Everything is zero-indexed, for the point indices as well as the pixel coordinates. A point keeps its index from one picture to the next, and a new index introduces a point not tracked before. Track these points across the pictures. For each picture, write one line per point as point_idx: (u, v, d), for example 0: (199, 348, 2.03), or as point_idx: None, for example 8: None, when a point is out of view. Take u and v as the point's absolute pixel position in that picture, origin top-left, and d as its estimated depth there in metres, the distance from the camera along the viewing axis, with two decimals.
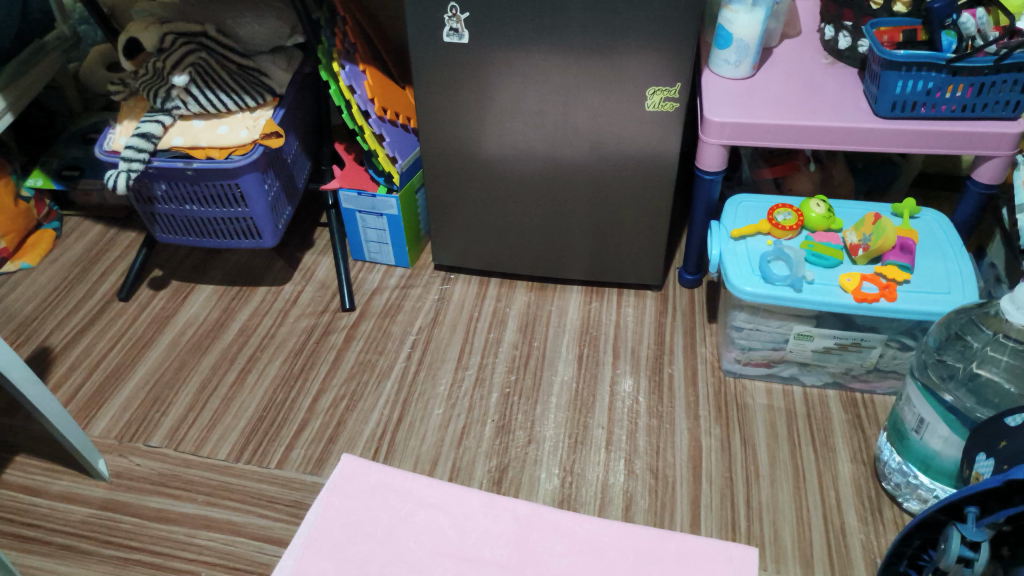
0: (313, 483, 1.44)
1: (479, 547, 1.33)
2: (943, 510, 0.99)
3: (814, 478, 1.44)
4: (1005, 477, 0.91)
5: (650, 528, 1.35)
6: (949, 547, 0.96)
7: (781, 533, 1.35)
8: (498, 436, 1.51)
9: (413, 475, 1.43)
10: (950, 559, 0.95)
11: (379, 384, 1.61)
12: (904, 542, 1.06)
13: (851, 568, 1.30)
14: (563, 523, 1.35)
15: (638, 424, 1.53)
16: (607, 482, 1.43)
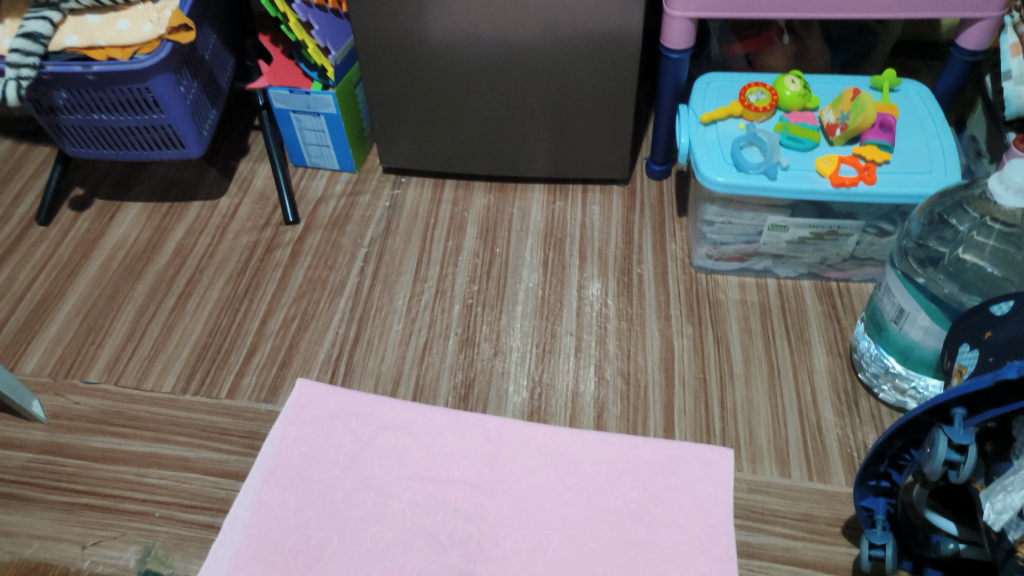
0: (268, 412, 1.34)
1: (449, 466, 1.27)
2: (928, 413, 0.90)
3: (789, 373, 1.39)
4: (995, 377, 0.82)
5: (623, 436, 1.30)
6: (936, 451, 0.88)
7: (758, 432, 1.31)
8: (462, 351, 1.42)
9: (375, 396, 1.34)
10: (936, 465, 0.87)
11: (332, 301, 1.49)
12: (886, 443, 0.98)
13: (829, 464, 1.27)
14: (534, 437, 1.30)
15: (607, 329, 1.46)
16: (577, 391, 1.37)
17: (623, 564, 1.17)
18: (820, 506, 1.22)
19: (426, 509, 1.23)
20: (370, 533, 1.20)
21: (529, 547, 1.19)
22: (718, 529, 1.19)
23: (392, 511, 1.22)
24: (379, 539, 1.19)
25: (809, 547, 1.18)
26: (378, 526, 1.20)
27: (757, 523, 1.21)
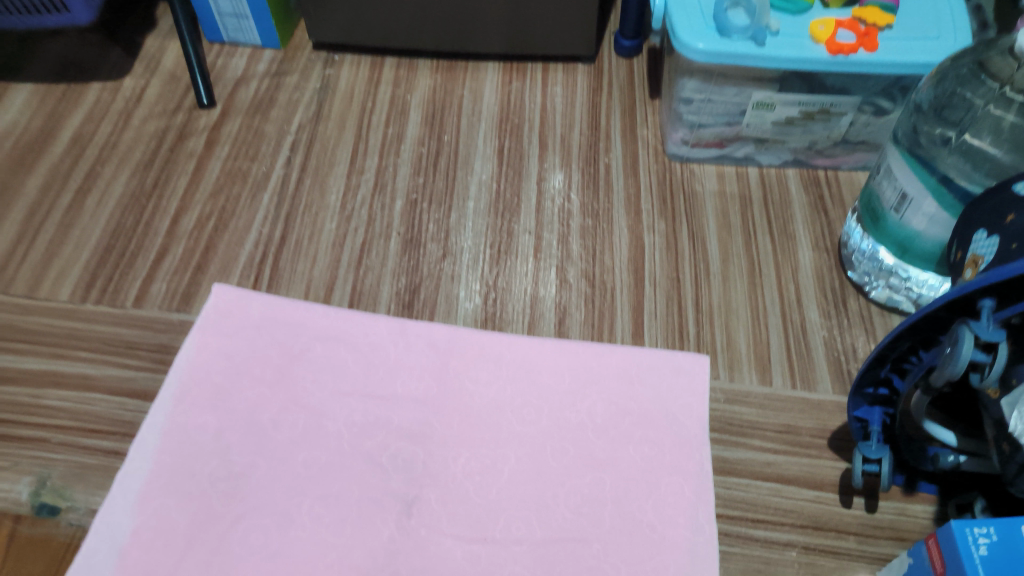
0: (181, 323, 1.17)
1: (391, 381, 1.12)
2: (948, 305, 0.77)
3: (771, 272, 1.25)
4: None
5: (588, 344, 1.16)
6: (959, 351, 0.74)
7: (736, 337, 1.18)
8: (405, 252, 1.25)
9: (305, 304, 1.17)
10: (959, 368, 0.73)
11: (254, 197, 1.29)
12: (891, 345, 0.85)
13: (814, 370, 1.15)
14: (488, 347, 1.15)
15: (570, 227, 1.29)
16: (537, 296, 1.21)
17: (586, 484, 1.05)
18: (803, 416, 1.11)
19: (365, 428, 1.08)
20: (300, 457, 1.05)
21: (482, 468, 1.06)
22: (691, 444, 1.08)
23: (326, 432, 1.07)
24: (311, 463, 1.05)
25: (791, 462, 1.07)
26: (310, 449, 1.06)
27: (735, 436, 1.09)
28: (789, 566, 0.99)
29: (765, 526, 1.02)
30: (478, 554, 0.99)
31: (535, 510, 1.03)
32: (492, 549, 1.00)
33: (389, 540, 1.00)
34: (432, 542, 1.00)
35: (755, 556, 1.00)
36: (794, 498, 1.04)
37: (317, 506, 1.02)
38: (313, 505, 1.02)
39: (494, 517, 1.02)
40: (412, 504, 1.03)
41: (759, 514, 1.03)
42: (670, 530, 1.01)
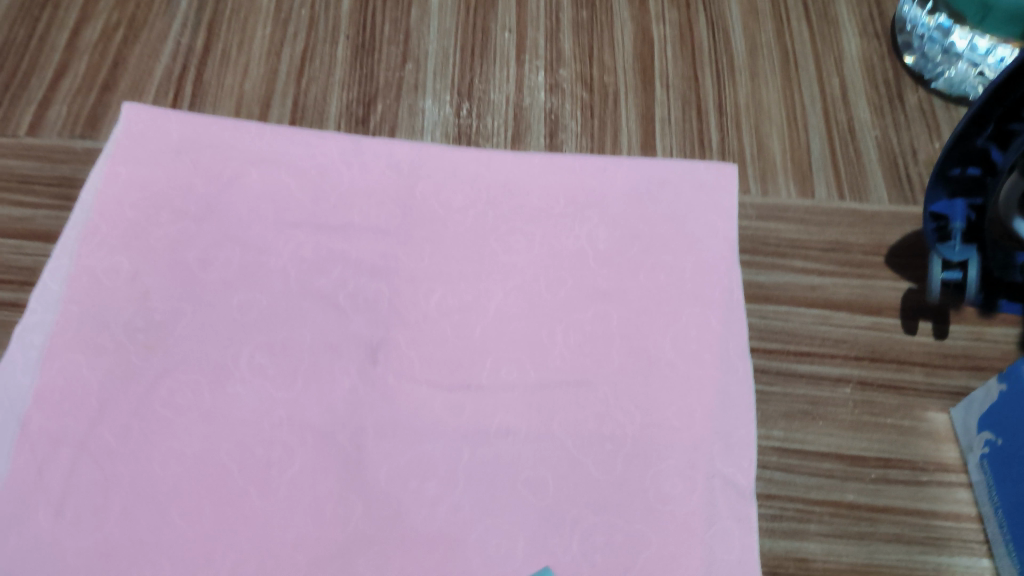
0: (86, 151, 0.95)
1: (345, 209, 0.91)
2: None
3: (810, 64, 1.01)
4: None
5: (587, 158, 0.93)
6: None
7: (768, 140, 0.96)
8: (356, 59, 1.01)
9: (235, 124, 0.95)
10: None
11: (170, 3, 1.06)
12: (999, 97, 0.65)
13: (865, 177, 0.93)
14: (463, 166, 0.93)
15: (560, 22, 1.05)
16: (522, 104, 0.98)
17: (588, 321, 0.85)
18: (854, 231, 0.90)
19: (317, 265, 0.88)
20: (237, 301, 0.86)
21: (462, 306, 0.86)
22: (717, 269, 0.87)
23: (268, 271, 0.87)
24: (251, 308, 0.86)
25: (840, 284, 0.87)
26: (249, 291, 0.86)
27: (771, 258, 0.88)
28: (842, 405, 0.81)
29: (812, 360, 0.83)
30: (462, 405, 0.82)
31: (528, 350, 0.85)
32: (477, 398, 0.82)
33: (351, 391, 0.82)
34: (404, 391, 0.83)
35: (800, 396, 0.82)
36: (846, 326, 0.85)
37: (260, 356, 0.83)
38: (255, 356, 0.83)
39: (479, 361, 0.84)
40: (378, 349, 0.84)
41: (803, 346, 0.84)
42: (693, 369, 0.82)
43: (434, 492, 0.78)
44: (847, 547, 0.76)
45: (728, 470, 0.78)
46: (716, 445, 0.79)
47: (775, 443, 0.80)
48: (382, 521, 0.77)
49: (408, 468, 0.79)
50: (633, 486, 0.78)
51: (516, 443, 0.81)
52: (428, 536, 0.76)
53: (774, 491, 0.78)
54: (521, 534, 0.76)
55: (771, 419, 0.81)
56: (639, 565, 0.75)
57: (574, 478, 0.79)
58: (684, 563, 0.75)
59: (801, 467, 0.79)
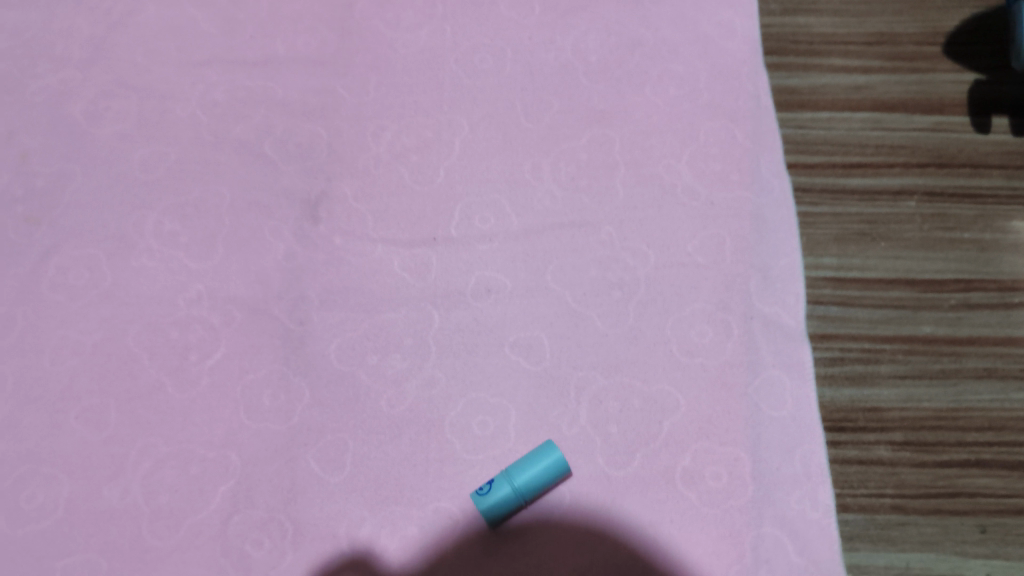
0: None
1: (267, 41, 0.73)
2: None
3: None
4: None
5: None
6: None
7: None
8: None
9: None
10: None
11: None
12: None
13: None
14: None
15: None
16: None
17: (582, 149, 0.67)
18: (902, 21, 0.73)
19: (235, 108, 0.70)
20: (138, 157, 0.69)
21: (421, 144, 0.68)
22: (738, 74, 0.70)
23: (175, 120, 0.70)
24: (157, 165, 0.68)
25: (891, 82, 0.70)
26: (152, 144, 0.69)
27: (803, 58, 0.72)
28: (906, 222, 0.65)
29: (865, 173, 0.67)
30: (427, 263, 0.64)
31: (508, 190, 0.67)
32: (447, 253, 0.65)
33: (286, 256, 0.65)
34: (354, 252, 0.65)
35: (853, 215, 0.65)
36: (902, 129, 0.68)
37: (169, 222, 0.66)
38: (163, 222, 0.66)
39: (446, 208, 0.66)
40: (318, 203, 0.67)
41: (853, 156, 0.67)
42: (717, 194, 0.65)
43: (400, 368, 0.61)
44: (928, 390, 0.60)
45: (770, 308, 0.62)
46: (752, 280, 0.63)
47: (826, 274, 0.64)
48: (336, 405, 0.60)
49: (365, 341, 0.62)
50: (651, 338, 0.61)
51: (500, 302, 0.63)
52: (396, 419, 0.60)
53: (831, 330, 0.62)
54: (513, 406, 0.60)
55: (821, 244, 0.64)
56: (667, 432, 0.59)
57: (576, 336, 0.62)
58: (724, 424, 0.59)
59: (862, 299, 0.63)
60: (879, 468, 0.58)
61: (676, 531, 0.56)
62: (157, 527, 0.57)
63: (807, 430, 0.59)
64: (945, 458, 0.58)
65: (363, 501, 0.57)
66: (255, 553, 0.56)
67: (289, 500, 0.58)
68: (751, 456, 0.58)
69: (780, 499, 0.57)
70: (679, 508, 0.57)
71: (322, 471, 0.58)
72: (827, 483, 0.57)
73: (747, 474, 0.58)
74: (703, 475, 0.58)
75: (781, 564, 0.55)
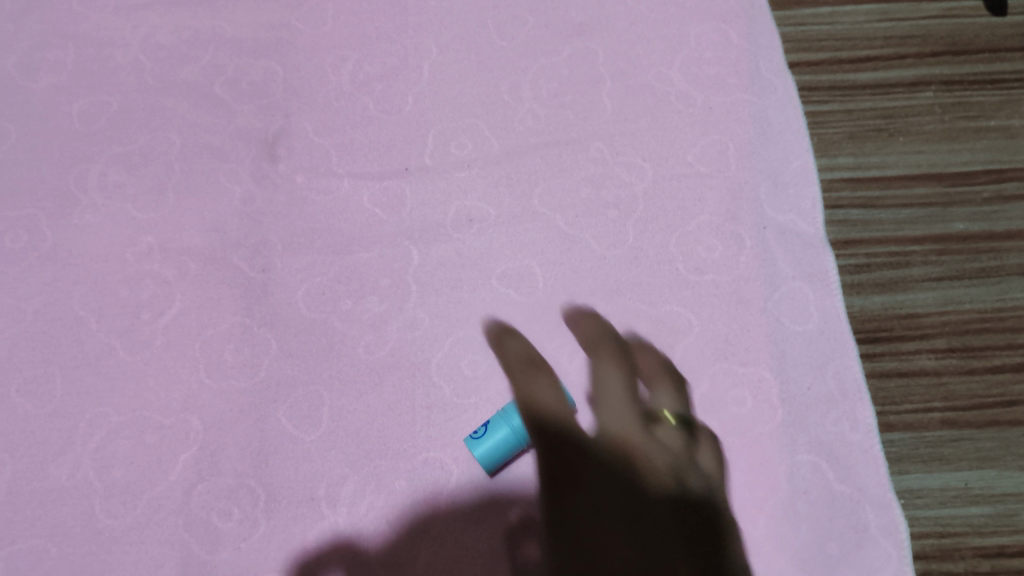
0: None
1: None
2: None
3: None
4: None
5: None
6: None
7: None
8: None
9: None
10: None
11: None
12: None
13: None
14: None
15: None
16: None
17: (563, 64, 0.62)
18: None
19: (180, 49, 0.64)
20: (76, 109, 0.62)
21: (386, 72, 0.63)
22: None
23: (116, 68, 0.64)
24: (97, 115, 0.62)
25: None
26: (92, 94, 0.63)
27: None
28: (926, 114, 0.59)
29: (875, 66, 0.61)
30: (401, 196, 0.58)
31: (485, 112, 0.61)
32: (421, 184, 0.59)
33: (243, 200, 0.58)
34: (319, 190, 0.59)
35: (867, 112, 0.59)
36: (911, 18, 0.62)
37: (113, 173, 0.60)
38: (106, 173, 0.60)
39: (418, 136, 0.60)
40: (276, 141, 0.60)
41: (860, 51, 0.61)
42: (714, 98, 0.59)
43: (377, 311, 0.55)
44: (969, 290, 0.53)
45: (784, 216, 0.56)
46: (762, 187, 0.56)
47: (843, 176, 0.57)
48: (307, 355, 0.54)
49: (337, 284, 0.56)
50: (654, 258, 0.55)
51: (483, 232, 0.57)
52: (376, 365, 0.53)
53: (855, 236, 0.56)
54: (507, 342, 0.53)
55: (834, 145, 0.58)
56: (681, 357, 0.52)
57: (571, 262, 0.55)
58: (745, 343, 0.52)
59: (886, 198, 0.56)
60: (923, 379, 0.52)
61: (700, 465, 0.49)
62: (111, 504, 0.50)
63: (838, 343, 0.52)
64: (996, 363, 0.52)
65: (344, 458, 0.51)
66: (224, 524, 0.49)
67: (260, 463, 0.51)
68: (777, 376, 0.51)
69: (815, 421, 0.50)
70: (701, 440, 0.50)
71: (296, 428, 0.52)
72: (866, 400, 0.51)
73: (775, 396, 0.51)
74: (724, 400, 0.51)
75: (822, 493, 0.48)
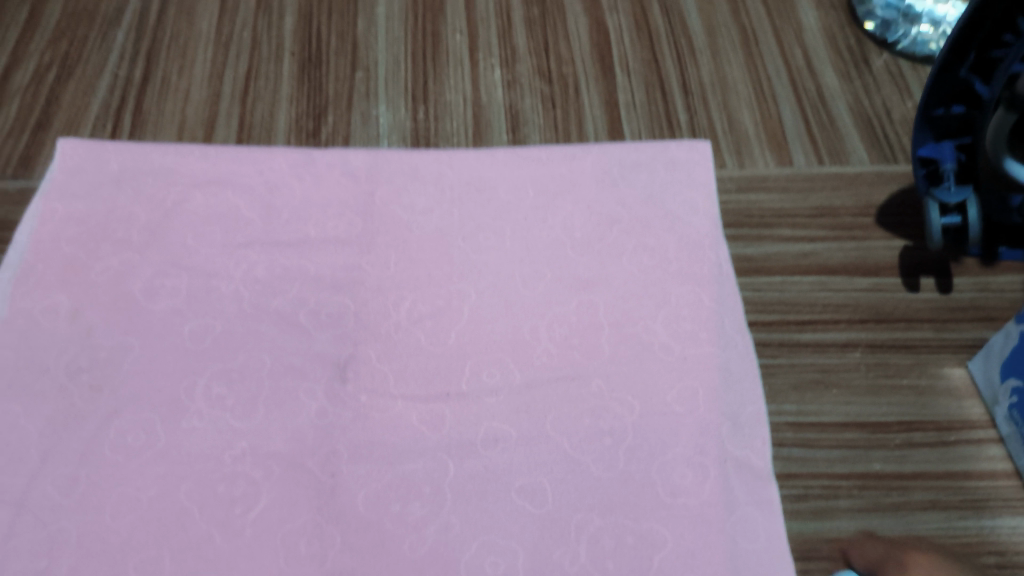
0: (18, 192, 0.88)
1: (298, 223, 0.85)
2: None
3: (770, 34, 0.98)
4: None
5: (552, 145, 0.90)
6: None
7: (738, 113, 0.92)
8: (303, 74, 0.96)
9: (176, 149, 0.89)
10: None
11: (101, 37, 1.00)
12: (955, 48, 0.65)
13: (843, 141, 0.89)
14: (425, 167, 0.88)
15: (512, 19, 1.01)
16: (479, 103, 0.94)
17: (572, 313, 0.79)
18: (839, 194, 0.86)
19: (274, 283, 0.81)
20: (189, 329, 0.78)
21: (434, 311, 0.80)
22: (702, 245, 0.82)
23: (221, 295, 0.80)
24: (205, 336, 0.78)
25: (833, 249, 0.82)
26: (201, 317, 0.79)
27: (757, 229, 0.84)
28: (854, 370, 0.76)
29: (815, 329, 0.78)
30: (442, 416, 0.74)
31: (511, 350, 0.77)
32: (459, 406, 0.75)
33: (319, 413, 0.74)
34: (378, 408, 0.74)
35: (808, 365, 0.76)
36: (845, 290, 0.80)
37: (217, 386, 0.76)
38: (211, 386, 0.76)
39: (457, 367, 0.77)
40: (346, 365, 0.77)
41: (804, 314, 0.79)
42: (689, 350, 0.76)
43: (420, 514, 0.70)
44: (880, 520, 0.69)
45: (740, 451, 0.72)
46: (724, 426, 0.73)
47: (787, 418, 0.74)
48: (365, 550, 0.68)
49: (389, 490, 0.71)
50: (638, 481, 0.71)
51: (506, 450, 0.73)
52: (418, 561, 0.68)
53: (794, 469, 0.71)
54: (521, 547, 0.68)
55: (781, 392, 0.75)
56: (657, 566, 0.67)
57: (574, 480, 0.71)
58: (705, 558, 0.67)
59: (820, 440, 0.73)
60: None
61: None
62: None
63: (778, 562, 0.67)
64: None
65: None
66: None
67: None
68: None
69: None
70: None
71: None
72: None
73: None
74: None
75: None
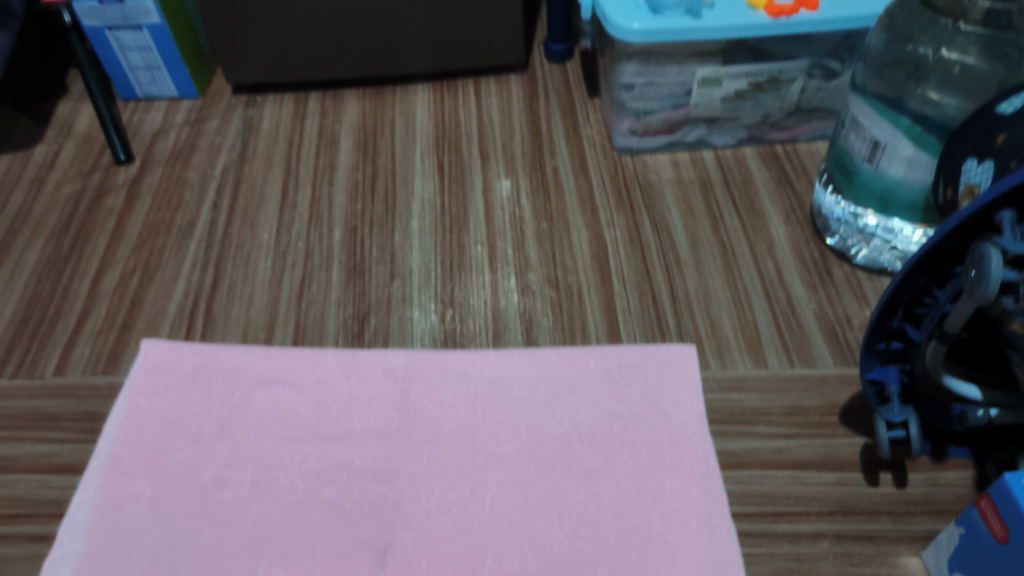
0: (108, 386, 1.04)
1: (346, 418, 0.99)
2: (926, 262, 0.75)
3: (745, 249, 1.17)
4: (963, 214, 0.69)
5: (561, 347, 1.05)
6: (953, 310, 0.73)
7: (720, 320, 1.08)
8: (350, 281, 1.14)
9: (244, 349, 1.05)
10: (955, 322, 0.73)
11: (180, 246, 1.19)
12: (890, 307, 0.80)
13: (810, 346, 1.05)
14: (453, 367, 1.04)
15: (524, 233, 1.20)
16: (498, 306, 1.11)
17: (580, 503, 0.92)
18: (809, 395, 1.00)
19: (325, 473, 0.94)
20: (251, 516, 0.91)
21: (460, 500, 0.92)
22: (691, 440, 0.96)
23: (280, 485, 0.93)
24: (265, 522, 0.91)
25: (804, 446, 0.96)
26: (262, 505, 0.92)
27: (738, 426, 0.98)
28: (824, 558, 0.87)
29: (790, 520, 0.90)
30: None
31: (527, 537, 0.89)
32: None
33: None
34: None
35: (785, 554, 0.88)
36: (815, 484, 0.93)
37: (274, 569, 0.87)
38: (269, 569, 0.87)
39: (481, 553, 0.88)
40: (385, 550, 0.88)
41: (780, 506, 0.91)
42: (682, 539, 0.89)
43: None
44: None
45: None
46: None
47: None
48: None
49: None
50: None
51: None
52: None
53: None
54: None
55: None
56: None
57: None
58: None
59: None
60: None
61: None
62: None
63: None
64: None
65: None
66: None
67: None
68: None
69: None
70: None
71: None
72: None
73: None
74: None
75: None
